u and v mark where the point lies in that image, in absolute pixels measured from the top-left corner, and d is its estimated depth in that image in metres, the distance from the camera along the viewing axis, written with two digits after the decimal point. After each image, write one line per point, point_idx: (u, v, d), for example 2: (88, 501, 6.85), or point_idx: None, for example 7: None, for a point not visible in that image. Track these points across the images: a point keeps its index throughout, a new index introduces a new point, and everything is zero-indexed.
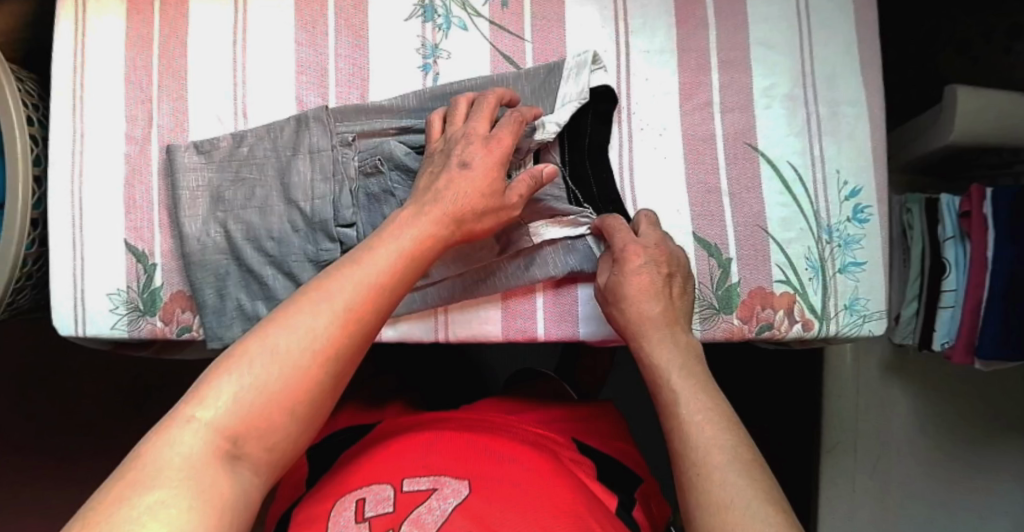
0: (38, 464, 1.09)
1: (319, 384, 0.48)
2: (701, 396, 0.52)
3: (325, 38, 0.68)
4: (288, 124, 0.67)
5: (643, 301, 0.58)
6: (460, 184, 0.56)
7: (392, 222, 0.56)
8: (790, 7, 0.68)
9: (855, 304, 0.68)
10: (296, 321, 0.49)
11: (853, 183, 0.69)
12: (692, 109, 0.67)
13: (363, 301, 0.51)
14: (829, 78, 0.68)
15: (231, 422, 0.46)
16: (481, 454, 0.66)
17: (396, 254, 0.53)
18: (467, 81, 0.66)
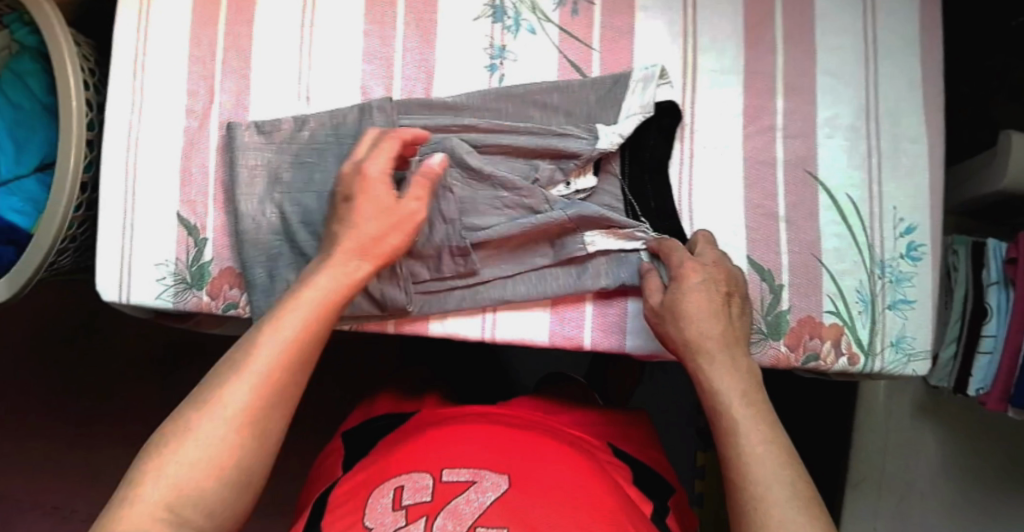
0: (61, 426, 1.10)
1: (253, 440, 0.47)
2: (762, 426, 0.51)
3: (393, 30, 0.68)
4: (351, 112, 0.67)
5: (701, 319, 0.57)
6: (367, 229, 0.56)
7: (303, 278, 0.54)
8: (861, 39, 0.67)
9: (902, 342, 0.68)
10: (224, 388, 0.47)
11: (909, 220, 0.68)
12: (755, 132, 0.66)
13: (290, 344, 0.50)
14: (894, 112, 0.68)
15: (170, 496, 0.44)
16: (521, 449, 0.66)
17: (314, 306, 0.52)
18: (535, 86, 0.65)
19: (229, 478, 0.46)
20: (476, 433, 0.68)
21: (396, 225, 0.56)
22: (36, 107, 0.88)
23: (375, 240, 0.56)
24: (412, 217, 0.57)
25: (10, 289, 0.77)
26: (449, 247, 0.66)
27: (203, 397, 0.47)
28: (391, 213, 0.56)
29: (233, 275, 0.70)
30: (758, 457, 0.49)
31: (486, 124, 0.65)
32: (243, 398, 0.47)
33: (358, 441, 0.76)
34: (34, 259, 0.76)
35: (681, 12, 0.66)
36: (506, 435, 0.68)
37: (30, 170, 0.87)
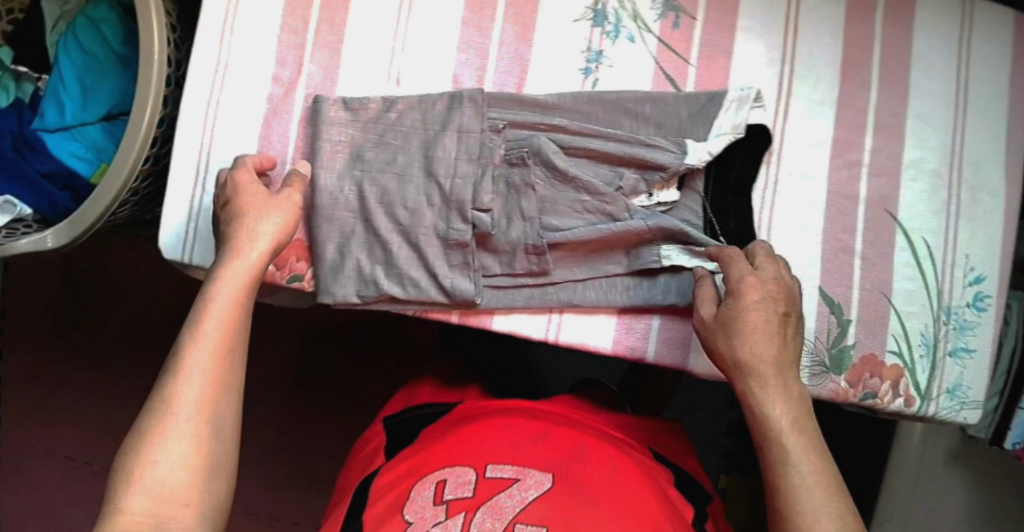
0: (101, 375, 1.13)
1: (212, 425, 0.51)
2: (812, 457, 0.51)
3: (491, 23, 0.67)
4: (441, 99, 0.67)
5: (756, 339, 0.56)
6: (263, 227, 0.59)
7: (211, 275, 0.57)
8: (955, 84, 0.67)
9: (957, 389, 0.68)
10: (176, 392, 0.51)
11: (979, 270, 0.68)
12: (842, 165, 0.66)
13: (222, 336, 0.54)
14: (977, 162, 0.68)
15: (152, 504, 0.47)
16: (564, 448, 0.63)
17: (229, 299, 0.55)
18: (628, 93, 0.65)
19: (205, 473, 0.50)
20: (517, 430, 0.65)
21: (291, 221, 0.61)
22: (108, 56, 0.88)
23: (280, 234, 0.60)
24: (291, 213, 0.61)
25: (68, 235, 0.77)
26: (525, 245, 0.66)
27: (159, 404, 0.50)
28: (266, 208, 0.61)
29: (300, 248, 0.68)
30: (806, 487, 0.49)
31: (576, 126, 0.65)
32: (195, 397, 0.51)
33: (398, 429, 0.74)
34: (96, 209, 0.75)
35: (781, 38, 0.66)
36: (550, 433, 0.65)
37: (94, 119, 0.87)
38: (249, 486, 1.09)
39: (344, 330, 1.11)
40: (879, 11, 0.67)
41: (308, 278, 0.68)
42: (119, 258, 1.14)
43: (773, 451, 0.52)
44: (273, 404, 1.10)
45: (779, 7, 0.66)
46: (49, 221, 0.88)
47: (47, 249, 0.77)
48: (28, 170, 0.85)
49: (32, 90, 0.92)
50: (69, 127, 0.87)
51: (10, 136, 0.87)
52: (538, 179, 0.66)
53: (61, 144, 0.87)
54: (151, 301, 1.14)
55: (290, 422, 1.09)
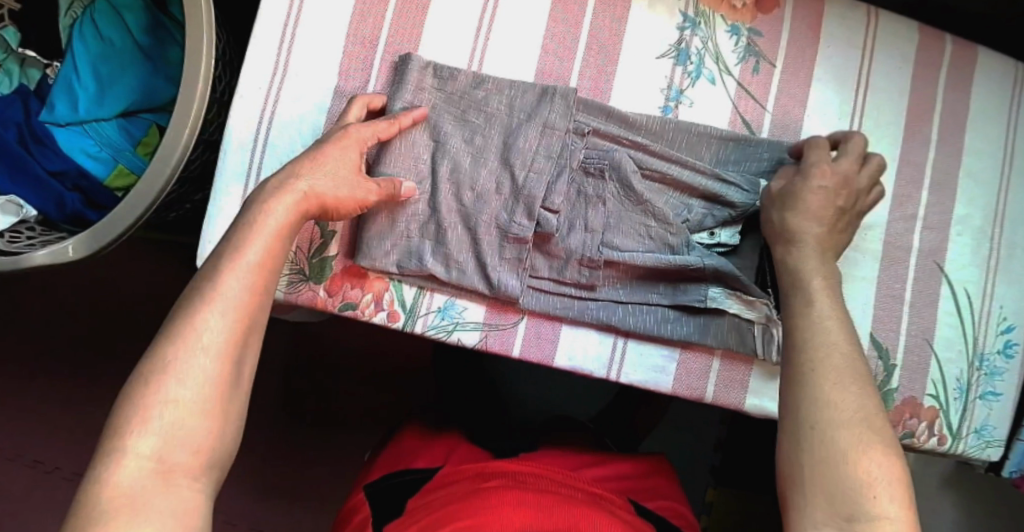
0: (86, 370, 1.05)
1: (234, 370, 0.47)
2: (845, 378, 0.49)
3: (573, 55, 0.68)
4: (538, 95, 0.65)
5: (807, 214, 0.60)
6: (322, 176, 0.56)
7: (257, 201, 0.54)
8: (1001, 148, 0.72)
9: (985, 429, 0.72)
10: (195, 321, 0.46)
11: (1011, 320, 0.72)
12: (899, 217, 0.70)
13: (254, 283, 0.49)
14: (1017, 221, 0.73)
15: (161, 447, 0.43)
16: (548, 503, 0.61)
17: (266, 240, 0.51)
18: (708, 129, 0.66)
19: (216, 419, 0.45)
20: (498, 489, 0.63)
21: (348, 198, 0.58)
22: (128, 47, 0.81)
23: (328, 199, 0.56)
24: (359, 195, 0.58)
25: (90, 247, 0.69)
26: (581, 256, 0.64)
27: (176, 330, 0.46)
28: (339, 166, 0.58)
29: (354, 274, 0.66)
30: (839, 416, 0.47)
31: (659, 149, 0.65)
32: (220, 332, 0.47)
33: (386, 494, 0.69)
34: (125, 218, 0.68)
35: (853, 92, 0.69)
36: (545, 498, 0.63)
37: (111, 115, 0.80)
38: (236, 493, 1.01)
39: (352, 336, 1.07)
40: (942, 71, 0.71)
41: (362, 306, 0.66)
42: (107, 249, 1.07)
43: (806, 373, 0.49)
44: (267, 412, 1.04)
45: (853, 61, 0.70)
46: (55, 224, 0.79)
47: (66, 260, 0.69)
48: (35, 166, 0.77)
49: (38, 77, 0.84)
50: (82, 122, 0.81)
51: (15, 127, 0.80)
52: (602, 190, 0.65)
53: (73, 139, 0.80)
54: (145, 297, 1.07)
55: (286, 431, 1.04)
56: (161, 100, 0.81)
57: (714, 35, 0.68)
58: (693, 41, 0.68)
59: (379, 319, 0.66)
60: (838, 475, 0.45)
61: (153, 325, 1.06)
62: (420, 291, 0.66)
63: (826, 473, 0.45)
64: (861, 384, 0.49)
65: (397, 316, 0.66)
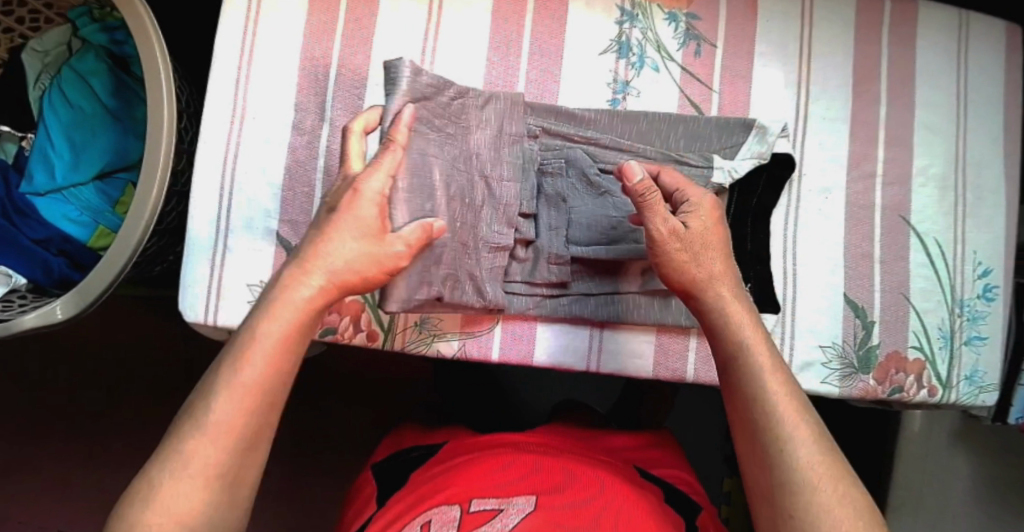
0: (87, 436, 1.04)
1: (222, 495, 0.47)
2: (817, 458, 0.48)
3: (517, 58, 0.69)
4: (501, 105, 0.66)
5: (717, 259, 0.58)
6: (338, 252, 0.51)
7: (268, 298, 0.51)
8: (952, 95, 0.73)
9: (975, 375, 0.73)
10: (186, 448, 0.46)
11: (986, 263, 0.73)
12: (859, 176, 0.71)
13: (247, 405, 0.48)
14: (977, 164, 0.73)
15: None
16: (546, 471, 0.68)
17: (269, 351, 0.49)
18: (654, 116, 0.68)
19: None
20: (500, 462, 0.70)
21: (373, 266, 0.52)
22: (97, 110, 0.84)
23: (348, 273, 0.51)
24: (389, 260, 0.53)
25: (78, 305, 0.72)
26: (549, 253, 0.66)
27: (166, 455, 0.47)
28: (350, 232, 0.52)
29: None
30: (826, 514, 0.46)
31: (607, 139, 0.67)
32: (208, 457, 0.46)
33: (395, 472, 0.78)
34: (108, 274, 0.72)
35: (796, 61, 0.71)
36: (546, 461, 0.70)
37: (88, 178, 0.83)
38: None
39: (352, 367, 1.08)
40: (883, 31, 0.72)
41: (341, 330, 0.68)
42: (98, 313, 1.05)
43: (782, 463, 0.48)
44: (279, 450, 1.06)
45: (793, 32, 0.71)
46: (45, 289, 0.81)
47: (54, 322, 0.72)
48: (19, 236, 0.80)
49: (15, 150, 0.87)
50: (60, 189, 0.83)
51: None
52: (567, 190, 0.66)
53: (54, 206, 0.83)
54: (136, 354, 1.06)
55: (298, 465, 1.06)
56: (133, 158, 0.84)
57: (653, 24, 0.70)
58: (633, 33, 0.70)
59: (359, 340, 0.69)
60: None
61: (152, 380, 1.06)
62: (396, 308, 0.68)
63: None
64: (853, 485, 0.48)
65: (376, 335, 0.69)
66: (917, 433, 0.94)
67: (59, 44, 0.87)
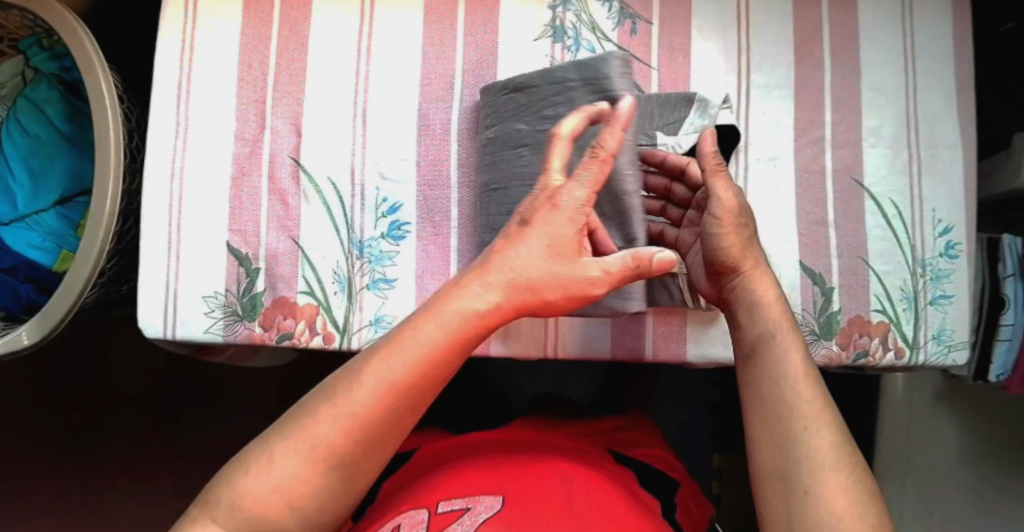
0: (71, 464, 1.04)
1: (349, 463, 0.51)
2: (831, 438, 0.50)
3: (452, 51, 0.69)
4: (575, 89, 0.61)
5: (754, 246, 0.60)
6: (521, 262, 0.52)
7: (445, 299, 0.52)
8: (899, 52, 0.71)
9: (943, 334, 0.71)
10: (328, 412, 0.50)
11: (946, 221, 0.71)
12: (806, 142, 0.70)
13: (388, 395, 0.51)
14: (931, 121, 0.71)
15: (259, 498, 0.49)
16: (524, 468, 0.63)
17: (425, 351, 0.51)
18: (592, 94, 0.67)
19: (311, 489, 0.50)
20: (479, 461, 0.65)
21: (557, 285, 0.52)
22: (52, 136, 0.85)
23: (532, 286, 0.52)
24: (581, 284, 0.52)
25: (43, 329, 0.74)
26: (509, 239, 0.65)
27: (314, 408, 0.51)
28: (535, 250, 0.52)
29: (286, 305, 0.69)
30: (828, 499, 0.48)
31: None
32: (341, 425, 0.50)
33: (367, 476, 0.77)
34: (66, 298, 0.74)
35: (734, 32, 0.70)
36: (527, 458, 0.65)
37: (48, 205, 0.84)
38: None
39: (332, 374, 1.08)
40: None
41: (298, 334, 0.69)
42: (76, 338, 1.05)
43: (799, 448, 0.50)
44: None
45: (729, 3, 0.70)
46: (17, 316, 0.83)
47: (23, 347, 0.75)
48: None
49: None
50: (23, 217, 0.83)
51: None
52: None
53: (17, 233, 0.83)
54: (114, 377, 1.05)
55: None
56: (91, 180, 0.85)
57: (587, 6, 0.69)
58: (567, 16, 0.69)
59: (316, 343, 0.69)
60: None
61: (132, 402, 1.05)
62: (350, 308, 0.69)
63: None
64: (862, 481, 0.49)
65: (333, 337, 0.69)
66: (899, 396, 0.96)
67: (15, 76, 0.87)
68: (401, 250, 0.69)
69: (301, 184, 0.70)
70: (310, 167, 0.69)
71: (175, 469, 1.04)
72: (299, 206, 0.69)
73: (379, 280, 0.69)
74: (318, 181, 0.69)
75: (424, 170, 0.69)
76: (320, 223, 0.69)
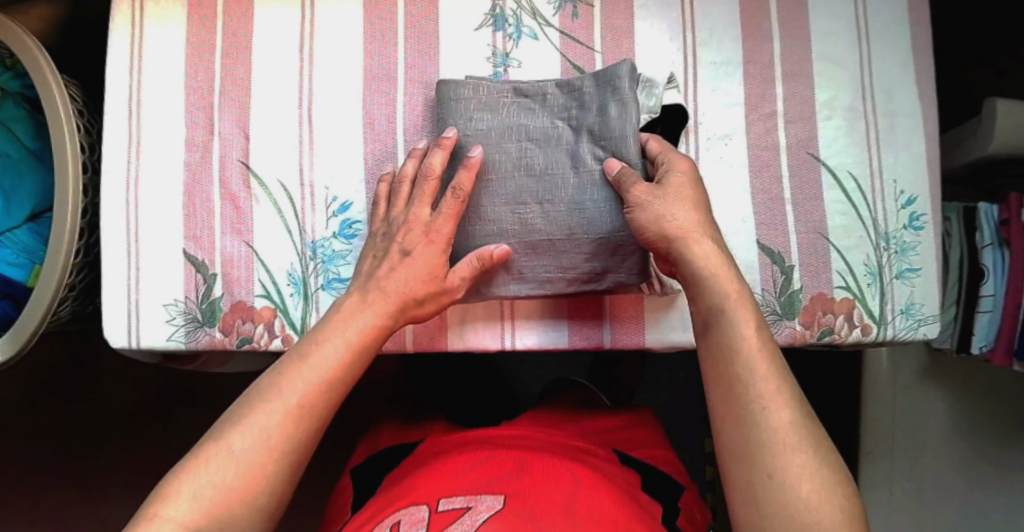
0: (67, 472, 1.06)
1: (274, 468, 0.53)
2: (793, 422, 0.50)
3: (394, 46, 0.70)
4: (589, 95, 0.64)
5: (700, 216, 0.59)
6: (399, 275, 0.61)
7: (342, 311, 0.61)
8: (851, 20, 0.69)
9: (911, 309, 0.69)
10: (247, 420, 0.53)
11: (910, 192, 0.69)
12: (758, 118, 0.69)
13: (311, 396, 0.55)
14: (887, 89, 0.69)
15: (187, 513, 0.50)
16: (518, 467, 0.60)
17: (334, 356, 0.57)
18: (547, 82, 0.66)
19: (242, 499, 0.51)
20: (472, 458, 0.63)
21: (424, 287, 0.61)
22: (21, 153, 0.85)
23: (411, 292, 0.61)
24: (448, 289, 0.62)
25: (14, 344, 0.75)
26: (498, 226, 0.64)
27: (236, 420, 0.54)
28: (416, 268, 0.61)
29: (244, 309, 0.69)
30: (795, 485, 0.48)
31: (521, 107, 0.65)
32: (266, 429, 0.53)
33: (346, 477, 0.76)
34: (36, 312, 0.74)
35: (678, 9, 0.69)
36: (521, 454, 0.62)
37: (19, 221, 0.84)
38: None
39: None
40: None
41: (258, 337, 0.69)
42: (65, 351, 1.07)
43: (762, 433, 0.50)
44: None
45: None
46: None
47: None
48: None
49: None
50: None
51: None
52: (562, 169, 0.63)
53: None
54: (105, 386, 1.08)
55: None
56: None
57: None
58: (507, 4, 0.69)
59: (275, 346, 0.69)
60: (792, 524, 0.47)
61: (123, 411, 1.07)
62: (307, 309, 0.69)
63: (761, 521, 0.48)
64: (828, 460, 0.49)
65: (291, 338, 0.69)
66: (884, 371, 0.93)
67: None
68: (353, 248, 0.69)
69: (251, 188, 0.70)
70: (259, 170, 0.70)
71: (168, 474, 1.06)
72: (251, 209, 0.70)
73: (333, 280, 0.69)
74: (268, 184, 0.70)
75: (371, 166, 0.69)
76: (272, 225, 0.70)
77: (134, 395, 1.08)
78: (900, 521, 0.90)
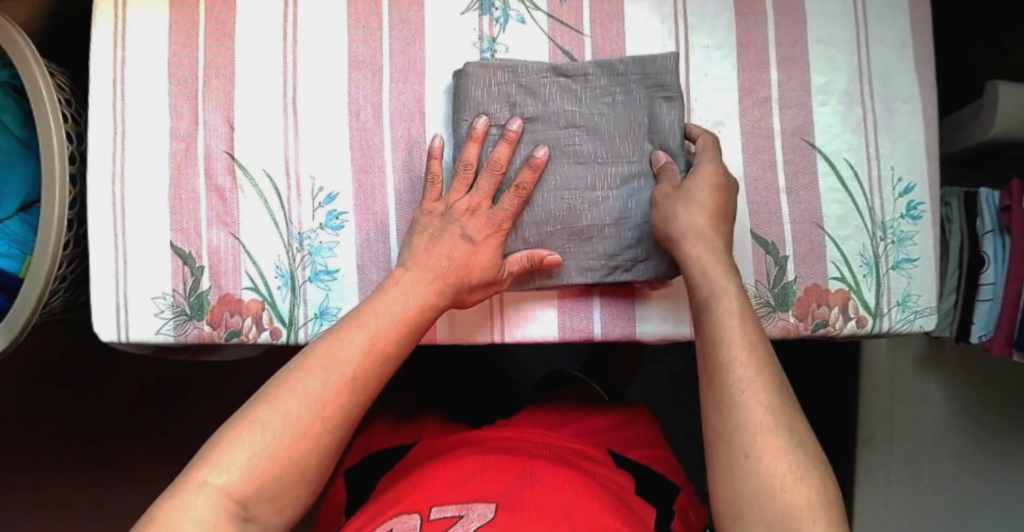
0: (67, 456, 1.07)
1: (320, 440, 0.54)
2: (771, 408, 0.49)
3: (379, 32, 0.68)
4: (634, 84, 0.64)
5: (717, 212, 0.59)
6: (451, 248, 0.61)
7: (393, 283, 0.60)
8: (848, 3, 0.67)
9: (908, 300, 0.67)
10: (301, 380, 0.55)
11: (907, 180, 0.67)
12: (752, 105, 0.67)
13: (361, 366, 0.56)
14: (885, 74, 0.67)
15: (230, 482, 0.51)
16: (516, 472, 0.60)
17: (383, 328, 0.58)
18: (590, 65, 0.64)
19: (288, 469, 0.53)
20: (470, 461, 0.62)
21: (475, 270, 0.61)
22: (12, 144, 0.83)
23: (462, 270, 0.61)
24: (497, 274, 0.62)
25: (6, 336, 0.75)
26: (544, 213, 0.63)
27: (287, 383, 0.55)
28: (477, 253, 0.61)
29: (232, 301, 0.69)
30: (768, 471, 0.47)
31: (565, 93, 0.64)
32: (317, 393, 0.54)
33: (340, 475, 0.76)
34: (27, 303, 0.74)
35: None
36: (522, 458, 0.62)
37: (11, 213, 0.82)
38: None
39: None
40: None
41: (246, 330, 0.69)
42: (62, 338, 1.07)
43: (740, 418, 0.49)
44: None
45: None
46: None
47: None
48: None
49: None
50: None
51: None
52: (610, 156, 0.63)
53: None
54: (104, 372, 1.08)
55: None
56: None
57: None
58: None
59: (264, 339, 0.69)
60: (765, 508, 0.47)
61: (121, 396, 1.08)
62: (295, 301, 0.69)
63: (735, 505, 0.48)
64: (807, 450, 0.48)
65: (279, 331, 0.69)
66: (884, 363, 0.92)
67: None
68: (340, 240, 0.69)
69: (236, 178, 0.69)
70: (245, 161, 0.69)
71: (169, 457, 1.07)
72: (237, 199, 0.69)
73: (321, 272, 0.69)
74: (253, 173, 0.69)
75: (357, 155, 0.68)
76: (259, 215, 0.69)
77: (133, 380, 1.09)
78: (891, 506, 0.90)
